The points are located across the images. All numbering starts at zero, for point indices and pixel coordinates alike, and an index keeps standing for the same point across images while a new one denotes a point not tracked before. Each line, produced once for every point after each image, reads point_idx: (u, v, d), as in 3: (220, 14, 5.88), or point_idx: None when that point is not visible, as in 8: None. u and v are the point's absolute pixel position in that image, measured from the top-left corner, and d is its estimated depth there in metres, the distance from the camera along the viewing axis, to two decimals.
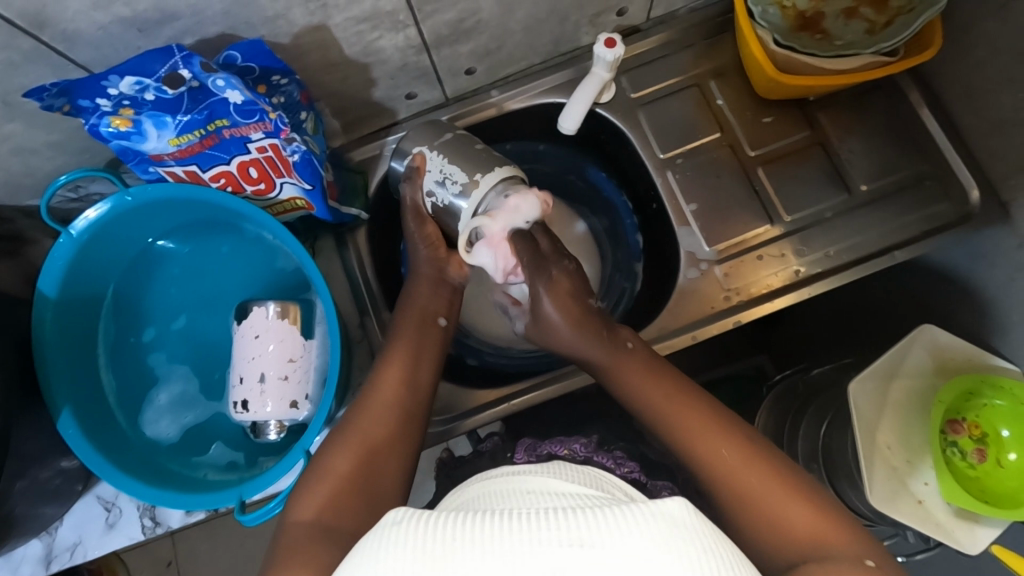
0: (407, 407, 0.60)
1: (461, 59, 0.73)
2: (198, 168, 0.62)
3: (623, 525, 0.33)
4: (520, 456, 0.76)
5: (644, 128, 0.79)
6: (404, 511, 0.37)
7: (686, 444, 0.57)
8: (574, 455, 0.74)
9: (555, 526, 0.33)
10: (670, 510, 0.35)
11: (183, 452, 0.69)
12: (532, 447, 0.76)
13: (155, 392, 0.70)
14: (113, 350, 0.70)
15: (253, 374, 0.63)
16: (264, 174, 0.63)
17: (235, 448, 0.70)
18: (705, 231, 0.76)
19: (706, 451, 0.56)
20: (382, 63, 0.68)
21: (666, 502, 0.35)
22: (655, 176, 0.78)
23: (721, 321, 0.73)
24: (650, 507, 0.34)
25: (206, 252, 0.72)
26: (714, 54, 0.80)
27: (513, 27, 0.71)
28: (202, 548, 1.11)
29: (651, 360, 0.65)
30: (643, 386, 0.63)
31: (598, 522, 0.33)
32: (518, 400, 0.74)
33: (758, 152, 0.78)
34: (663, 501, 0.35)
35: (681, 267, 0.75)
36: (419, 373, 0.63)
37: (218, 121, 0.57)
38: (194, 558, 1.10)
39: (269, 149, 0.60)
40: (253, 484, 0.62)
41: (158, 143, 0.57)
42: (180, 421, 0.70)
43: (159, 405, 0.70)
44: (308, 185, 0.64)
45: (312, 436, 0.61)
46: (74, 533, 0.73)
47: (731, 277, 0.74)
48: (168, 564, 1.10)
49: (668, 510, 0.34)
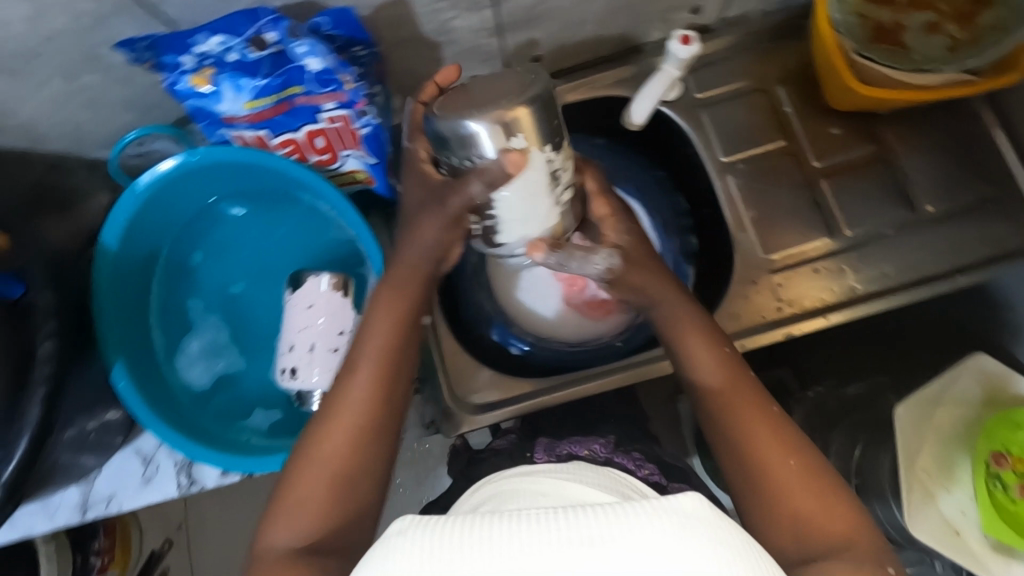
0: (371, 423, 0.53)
1: (528, 45, 0.72)
2: (268, 133, 0.62)
3: (630, 521, 0.32)
4: (542, 456, 0.75)
5: (706, 129, 0.78)
6: (407, 518, 0.35)
7: (723, 418, 0.54)
8: (595, 456, 0.74)
9: (559, 526, 0.32)
10: (683, 505, 0.34)
11: (221, 406, 0.70)
12: (552, 447, 0.76)
13: (188, 338, 0.71)
14: (161, 300, 0.71)
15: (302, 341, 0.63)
16: (330, 145, 0.64)
17: (273, 408, 0.70)
18: (761, 239, 0.74)
19: (745, 426, 0.53)
20: (453, 43, 0.67)
21: (678, 497, 0.34)
22: (715, 180, 0.76)
23: (772, 332, 0.71)
24: (659, 500, 0.34)
25: (254, 212, 0.72)
26: (781, 60, 0.79)
27: (586, 16, 0.70)
28: (215, 511, 1.12)
29: (714, 329, 0.58)
30: (700, 355, 0.57)
31: (603, 518, 0.32)
32: (550, 397, 0.73)
33: (822, 164, 0.76)
34: (678, 495, 0.34)
35: (735, 273, 0.74)
36: (392, 385, 0.54)
37: (293, 88, 0.57)
38: (204, 522, 1.12)
39: (339, 120, 0.60)
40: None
41: (233, 105, 0.57)
42: (211, 371, 0.70)
43: (190, 352, 0.70)
44: (373, 159, 0.65)
45: None
46: (111, 484, 0.74)
47: (785, 287, 0.73)
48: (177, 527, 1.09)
49: (681, 505, 0.33)
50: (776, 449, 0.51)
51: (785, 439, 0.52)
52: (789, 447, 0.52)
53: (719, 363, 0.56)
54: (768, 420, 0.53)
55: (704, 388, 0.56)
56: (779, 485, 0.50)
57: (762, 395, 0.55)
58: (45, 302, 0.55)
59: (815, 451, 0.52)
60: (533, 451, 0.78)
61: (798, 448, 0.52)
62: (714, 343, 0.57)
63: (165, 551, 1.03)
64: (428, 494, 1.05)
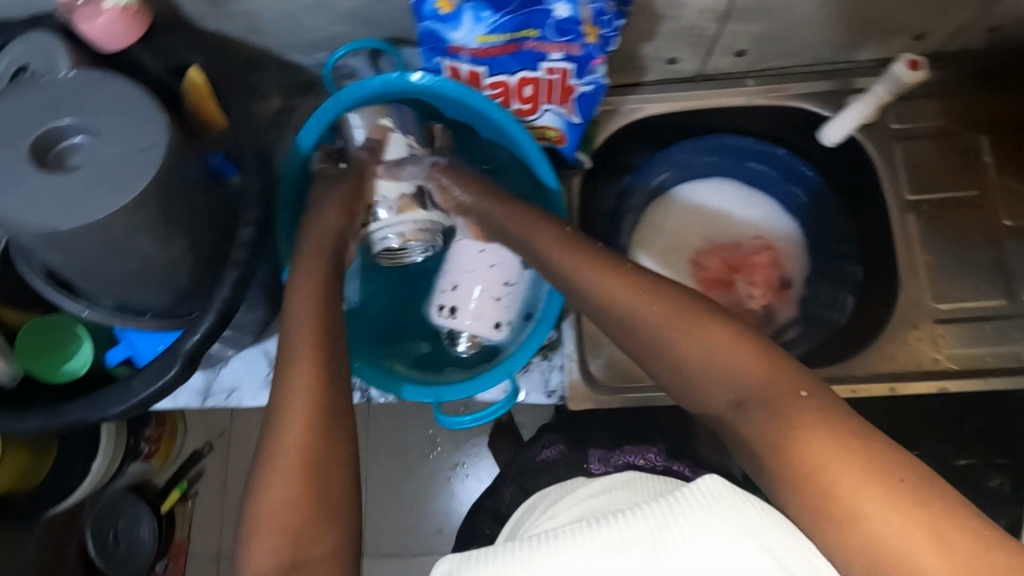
0: (315, 452, 0.50)
1: (741, 38, 0.70)
2: (483, 72, 0.61)
3: (664, 525, 0.38)
4: (596, 466, 0.74)
5: (896, 162, 0.74)
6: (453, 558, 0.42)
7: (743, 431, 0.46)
8: (652, 466, 0.74)
9: (596, 535, 0.39)
10: (702, 488, 0.39)
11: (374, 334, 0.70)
12: (608, 457, 0.75)
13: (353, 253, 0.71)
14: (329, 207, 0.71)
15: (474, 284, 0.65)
16: (535, 96, 0.63)
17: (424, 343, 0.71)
18: (934, 286, 0.71)
19: (724, 356, 0.48)
20: (675, 19, 0.66)
21: (699, 482, 0.40)
22: (896, 217, 0.73)
23: (926, 382, 0.68)
24: (682, 492, 0.40)
25: None
26: (988, 108, 0.76)
27: (813, 19, 0.67)
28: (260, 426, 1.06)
29: (640, 281, 0.55)
30: (638, 301, 0.54)
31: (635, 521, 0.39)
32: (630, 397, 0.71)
33: (1012, 223, 0.73)
34: (695, 483, 0.40)
35: (900, 315, 0.71)
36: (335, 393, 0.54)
37: (529, 31, 0.56)
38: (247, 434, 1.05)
39: (558, 73, 0.59)
40: (453, 391, 0.62)
41: (466, 36, 0.57)
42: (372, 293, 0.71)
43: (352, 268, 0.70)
44: (575, 120, 0.64)
45: (518, 362, 0.62)
46: (234, 378, 0.76)
47: (948, 339, 0.70)
48: (220, 433, 1.05)
49: (698, 488, 0.39)
50: (766, 377, 0.46)
51: (763, 353, 0.48)
52: (756, 376, 0.47)
53: (656, 295, 0.53)
54: (724, 343, 0.49)
55: (630, 318, 0.54)
56: (781, 410, 0.44)
57: (731, 324, 0.50)
58: (255, 187, 0.56)
59: (796, 363, 0.47)
60: (587, 462, 0.76)
61: (768, 357, 0.47)
62: (645, 291, 0.54)
63: (207, 453, 1.05)
64: (469, 467, 1.00)
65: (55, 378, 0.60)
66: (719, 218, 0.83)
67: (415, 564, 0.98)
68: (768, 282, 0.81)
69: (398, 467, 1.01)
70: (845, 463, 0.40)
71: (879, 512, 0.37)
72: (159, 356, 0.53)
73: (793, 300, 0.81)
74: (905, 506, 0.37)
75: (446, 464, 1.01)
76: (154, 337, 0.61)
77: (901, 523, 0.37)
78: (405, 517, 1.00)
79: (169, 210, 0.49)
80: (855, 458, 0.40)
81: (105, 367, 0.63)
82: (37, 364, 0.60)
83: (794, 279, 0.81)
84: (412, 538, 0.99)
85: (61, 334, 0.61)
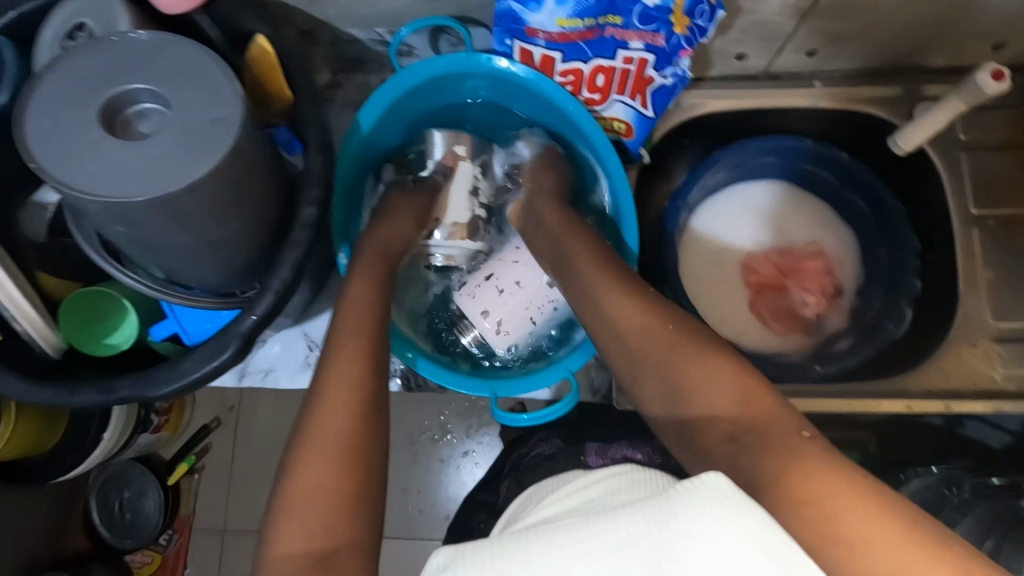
0: (360, 440, 0.48)
1: (816, 37, 0.66)
2: (558, 56, 0.59)
3: (666, 521, 0.31)
4: (592, 459, 0.71)
5: (962, 173, 0.72)
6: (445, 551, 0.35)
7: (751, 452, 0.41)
8: (650, 461, 0.71)
9: (595, 530, 0.32)
10: (704, 487, 0.32)
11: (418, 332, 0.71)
12: (606, 450, 0.72)
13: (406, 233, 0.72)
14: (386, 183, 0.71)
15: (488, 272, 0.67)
16: (607, 86, 0.61)
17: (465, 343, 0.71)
18: (994, 304, 0.69)
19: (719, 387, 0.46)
20: (753, 14, 0.62)
21: (700, 479, 0.33)
22: (958, 231, 0.71)
23: (984, 402, 0.66)
24: (681, 489, 0.33)
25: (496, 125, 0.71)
26: None
27: (896, 22, 0.64)
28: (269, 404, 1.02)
29: (649, 300, 0.55)
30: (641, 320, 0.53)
31: (638, 517, 0.32)
32: None
33: None
34: (697, 478, 0.33)
35: (956, 332, 0.69)
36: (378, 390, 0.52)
37: (612, 17, 0.54)
38: (258, 411, 1.02)
39: (635, 62, 0.58)
40: (509, 387, 0.61)
41: (546, 18, 0.55)
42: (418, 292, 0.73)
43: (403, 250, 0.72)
44: (647, 112, 0.62)
45: (579, 360, 0.62)
46: (270, 359, 0.74)
47: (1005, 360, 0.68)
48: (230, 409, 1.01)
49: (700, 487, 0.32)
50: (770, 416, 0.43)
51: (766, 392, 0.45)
52: (753, 410, 0.43)
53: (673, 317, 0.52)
54: (725, 380, 0.46)
55: (639, 328, 0.53)
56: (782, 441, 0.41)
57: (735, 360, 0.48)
58: (316, 168, 0.53)
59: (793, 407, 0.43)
60: (583, 454, 0.73)
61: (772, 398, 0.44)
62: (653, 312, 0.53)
63: (215, 428, 1.00)
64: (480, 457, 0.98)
65: (96, 350, 0.58)
66: (773, 221, 0.82)
67: (427, 551, 0.96)
68: (821, 289, 0.79)
69: (407, 451, 0.98)
70: (836, 492, 0.36)
71: (861, 540, 0.33)
72: (214, 335, 0.52)
73: (842, 308, 0.79)
74: (891, 537, 0.33)
75: (455, 451, 0.98)
76: (200, 314, 0.60)
77: (874, 547, 0.33)
78: (413, 501, 0.98)
79: (236, 185, 0.47)
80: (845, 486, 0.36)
81: (146, 341, 0.62)
82: (79, 335, 0.58)
83: (845, 287, 0.79)
84: (431, 526, 0.97)
85: (104, 304, 0.59)
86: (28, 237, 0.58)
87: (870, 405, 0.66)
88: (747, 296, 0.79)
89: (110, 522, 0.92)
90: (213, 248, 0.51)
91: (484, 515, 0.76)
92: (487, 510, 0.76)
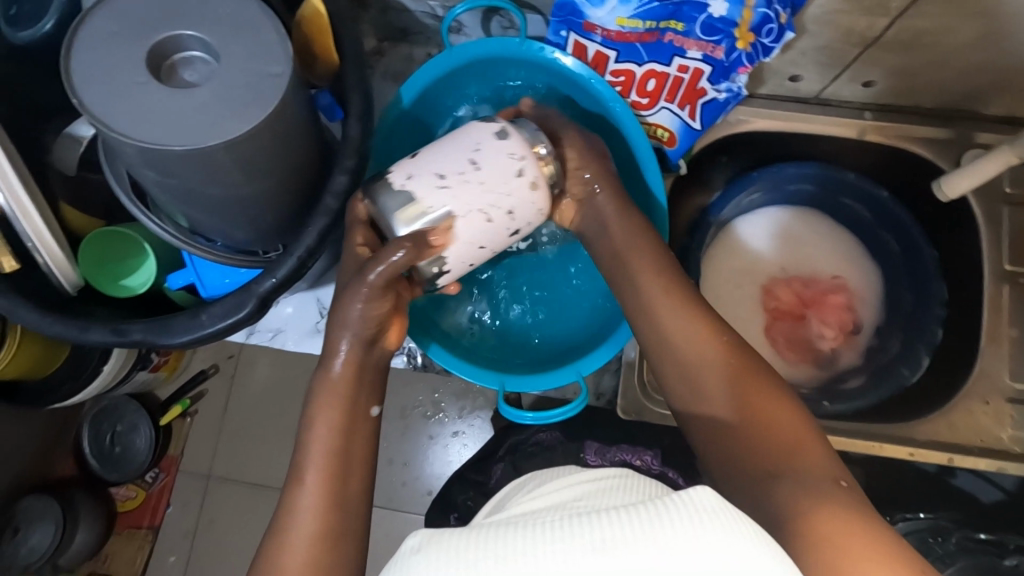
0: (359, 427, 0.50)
1: (875, 69, 0.65)
2: (613, 56, 0.59)
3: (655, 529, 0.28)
4: (591, 456, 0.73)
5: (1001, 226, 0.70)
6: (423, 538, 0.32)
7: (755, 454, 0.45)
8: (648, 469, 0.73)
9: (576, 532, 0.29)
10: (694, 501, 0.30)
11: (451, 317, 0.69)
12: (605, 450, 0.74)
13: None
14: None
15: (437, 247, 0.51)
16: (656, 92, 0.60)
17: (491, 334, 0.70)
18: (1013, 363, 0.68)
19: (744, 384, 0.48)
20: (817, 37, 0.60)
21: (691, 491, 0.30)
22: (987, 285, 0.70)
23: (982, 459, 0.66)
24: (673, 499, 0.30)
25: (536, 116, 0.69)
26: None
27: (962, 64, 0.62)
28: (267, 358, 1.01)
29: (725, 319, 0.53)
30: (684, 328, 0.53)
31: (622, 520, 0.29)
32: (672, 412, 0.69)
33: None
34: (685, 491, 0.30)
35: (969, 387, 0.68)
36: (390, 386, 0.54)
37: (674, 22, 0.53)
38: (257, 362, 1.01)
39: (690, 72, 0.57)
40: (519, 382, 0.61)
41: (607, 15, 0.54)
42: None
43: None
44: (695, 124, 0.61)
45: (592, 367, 0.61)
46: (280, 321, 0.74)
47: (1015, 420, 0.67)
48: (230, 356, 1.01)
49: (692, 500, 0.29)
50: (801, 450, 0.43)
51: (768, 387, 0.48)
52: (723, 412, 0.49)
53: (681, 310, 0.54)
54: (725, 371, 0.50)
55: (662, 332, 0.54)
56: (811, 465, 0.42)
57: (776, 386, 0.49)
58: (356, 137, 0.53)
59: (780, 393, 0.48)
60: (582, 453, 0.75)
61: (782, 397, 0.47)
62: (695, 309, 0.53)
63: (211, 374, 1.01)
64: (472, 440, 0.97)
65: (112, 291, 0.59)
66: (804, 247, 0.81)
67: (402, 523, 0.96)
68: (840, 324, 0.78)
69: (399, 423, 0.98)
70: (828, 508, 0.39)
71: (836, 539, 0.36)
72: (233, 293, 0.51)
73: (859, 346, 0.78)
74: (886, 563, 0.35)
75: (445, 431, 0.98)
76: (219, 269, 0.59)
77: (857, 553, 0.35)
78: (397, 475, 0.98)
79: (274, 147, 0.47)
80: (874, 533, 0.36)
81: (162, 287, 0.62)
82: (98, 274, 0.58)
83: (865, 326, 0.78)
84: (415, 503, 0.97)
85: (124, 245, 0.59)
86: (58, 168, 0.58)
87: (874, 448, 0.67)
88: (764, 320, 0.78)
89: (100, 454, 0.93)
90: (241, 205, 0.50)
91: (473, 490, 0.76)
92: (479, 485, 0.76)
